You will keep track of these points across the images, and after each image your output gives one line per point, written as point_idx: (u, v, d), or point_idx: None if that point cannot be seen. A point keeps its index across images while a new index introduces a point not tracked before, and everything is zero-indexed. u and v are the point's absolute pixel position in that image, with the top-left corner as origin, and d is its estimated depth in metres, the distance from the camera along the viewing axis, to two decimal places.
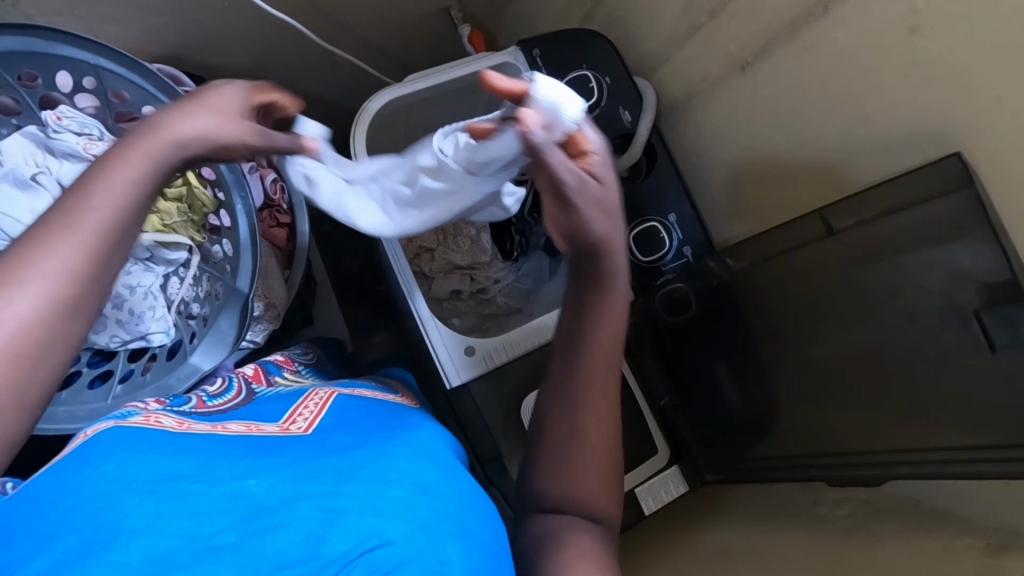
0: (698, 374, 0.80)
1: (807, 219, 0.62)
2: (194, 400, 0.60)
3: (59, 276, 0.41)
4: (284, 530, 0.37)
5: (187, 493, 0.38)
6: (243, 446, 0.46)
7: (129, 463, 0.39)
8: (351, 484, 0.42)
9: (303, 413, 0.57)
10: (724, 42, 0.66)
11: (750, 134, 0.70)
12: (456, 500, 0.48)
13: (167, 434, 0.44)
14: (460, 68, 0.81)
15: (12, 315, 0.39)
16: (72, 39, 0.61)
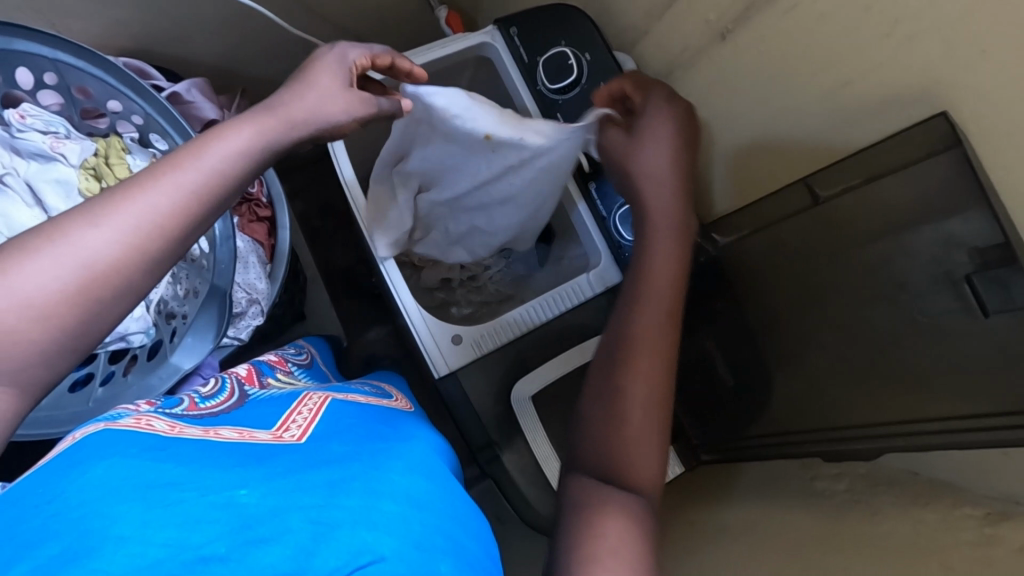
0: (689, 353, 0.81)
1: (793, 189, 0.61)
2: (186, 403, 0.58)
3: (104, 263, 0.39)
4: (276, 542, 0.35)
5: (175, 501, 0.36)
6: (233, 454, 0.44)
7: (118, 467, 0.37)
8: (344, 499, 0.40)
9: (297, 420, 0.55)
10: (703, 11, 0.64)
11: (737, 105, 0.67)
12: (450, 518, 0.46)
13: (158, 440, 0.43)
14: (436, 50, 0.79)
15: (90, 248, 0.39)
16: (28, 34, 0.58)
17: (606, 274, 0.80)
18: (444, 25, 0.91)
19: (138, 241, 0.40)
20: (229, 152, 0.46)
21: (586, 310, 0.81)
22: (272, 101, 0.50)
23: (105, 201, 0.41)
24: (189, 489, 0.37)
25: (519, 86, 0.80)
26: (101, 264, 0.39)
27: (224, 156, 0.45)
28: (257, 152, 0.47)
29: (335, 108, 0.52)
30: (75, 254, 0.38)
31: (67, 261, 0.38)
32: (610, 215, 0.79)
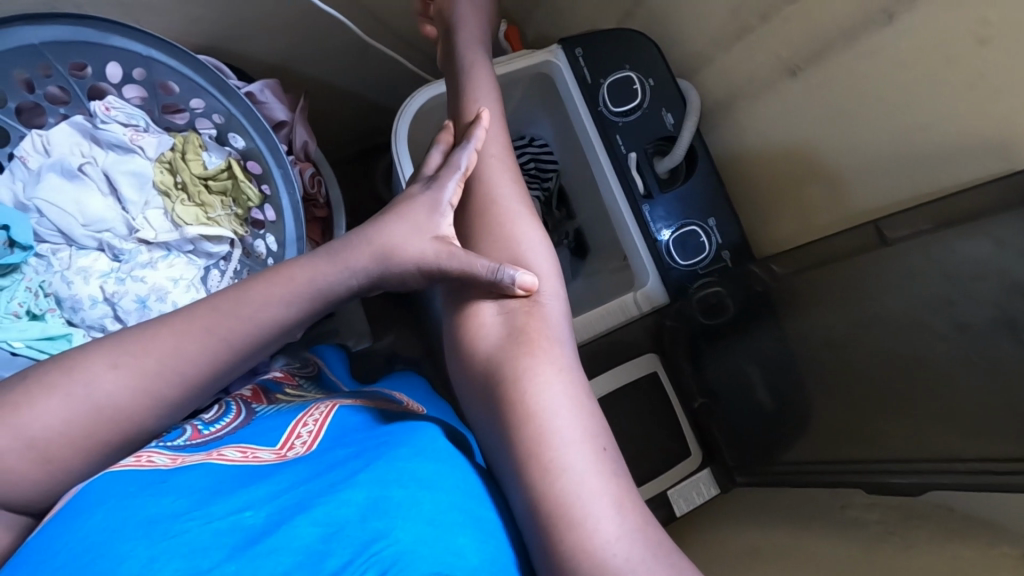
0: (729, 377, 0.80)
1: (858, 230, 0.62)
2: (189, 430, 0.52)
3: (106, 403, 0.47)
4: (280, 550, 0.37)
5: (180, 531, 0.37)
6: (234, 474, 0.45)
7: (117, 511, 0.38)
8: (351, 492, 0.41)
9: (302, 434, 0.53)
10: (775, 47, 0.66)
11: (797, 139, 0.69)
12: (461, 497, 0.45)
13: (165, 470, 0.43)
14: (499, 67, 0.82)
15: (102, 391, 0.47)
16: (122, 30, 0.61)
17: (653, 295, 0.80)
18: (502, 38, 0.93)
19: (137, 393, 0.48)
20: (278, 298, 0.53)
21: (631, 329, 0.82)
22: (340, 244, 0.56)
23: (129, 346, 0.49)
24: (194, 518, 0.38)
25: (580, 105, 0.81)
26: (109, 402, 0.47)
27: (264, 307, 0.53)
28: (304, 297, 0.54)
29: (405, 256, 0.54)
30: (88, 393, 0.47)
31: (80, 401, 0.47)
32: (662, 237, 0.80)
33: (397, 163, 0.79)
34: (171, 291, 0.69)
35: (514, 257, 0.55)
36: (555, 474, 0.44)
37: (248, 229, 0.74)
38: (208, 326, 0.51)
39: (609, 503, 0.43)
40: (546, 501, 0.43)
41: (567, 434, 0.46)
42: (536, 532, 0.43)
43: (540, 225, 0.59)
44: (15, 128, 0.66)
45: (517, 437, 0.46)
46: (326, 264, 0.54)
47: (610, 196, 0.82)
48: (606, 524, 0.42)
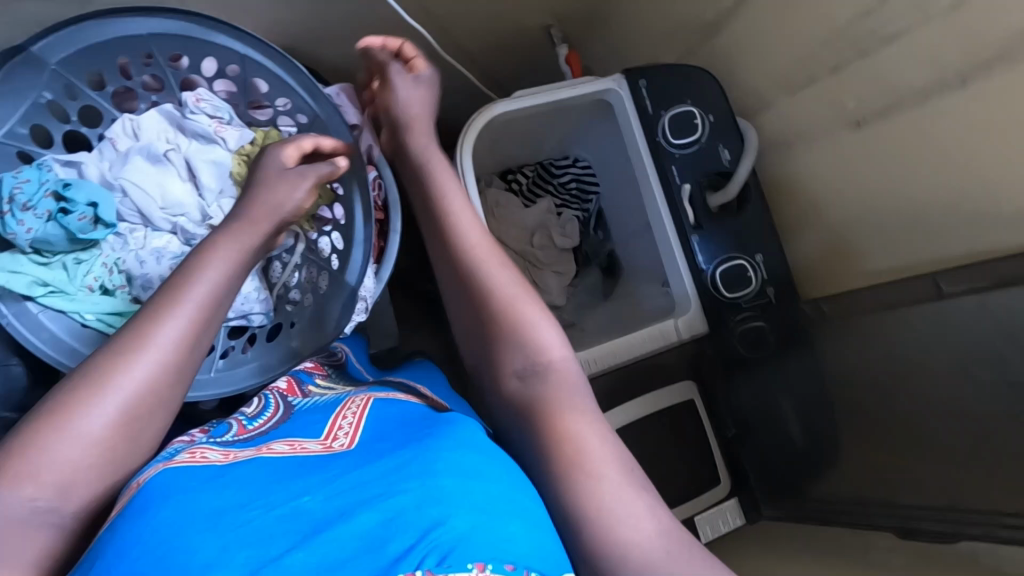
0: (762, 411, 0.82)
1: (918, 281, 0.65)
2: (235, 425, 0.55)
3: (131, 396, 0.45)
4: (338, 540, 0.39)
5: (247, 521, 0.39)
6: (288, 466, 0.46)
7: (185, 503, 0.40)
8: (403, 483, 0.42)
9: (342, 426, 0.53)
10: (843, 98, 0.69)
11: (850, 187, 0.72)
12: (515, 485, 0.45)
13: (221, 465, 0.45)
14: (565, 90, 0.85)
15: (127, 388, 0.45)
16: (225, 28, 0.64)
17: (695, 324, 0.82)
18: (563, 62, 0.97)
19: (161, 380, 0.47)
20: (202, 285, 0.52)
21: (670, 353, 0.84)
22: (240, 230, 0.57)
23: (136, 336, 0.47)
24: (257, 509, 0.41)
25: (638, 135, 0.84)
26: (136, 394, 0.46)
27: (167, 339, 0.48)
28: (224, 280, 0.53)
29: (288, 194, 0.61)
30: (114, 393, 0.45)
31: (113, 398, 0.45)
32: (708, 268, 0.82)
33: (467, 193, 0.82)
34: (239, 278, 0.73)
35: (525, 335, 0.57)
36: (594, 479, 0.46)
37: (313, 226, 0.76)
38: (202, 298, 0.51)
39: (646, 504, 0.45)
40: (587, 503, 0.45)
41: (601, 449, 0.48)
42: (577, 532, 0.44)
43: (537, 299, 0.60)
44: (109, 111, 0.69)
45: (554, 452, 0.49)
46: (217, 266, 0.53)
47: (660, 223, 0.85)
48: (646, 522, 0.44)
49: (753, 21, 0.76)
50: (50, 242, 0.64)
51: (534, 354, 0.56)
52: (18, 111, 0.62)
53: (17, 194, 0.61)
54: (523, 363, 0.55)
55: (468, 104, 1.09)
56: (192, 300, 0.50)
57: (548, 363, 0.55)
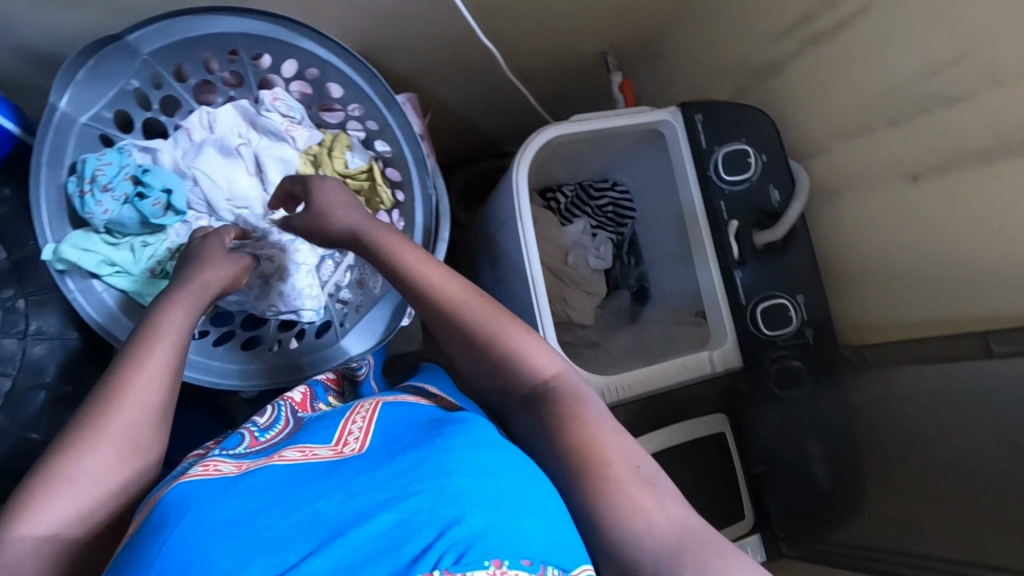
0: (791, 452, 0.83)
1: (967, 339, 0.65)
2: (246, 437, 0.51)
3: (126, 433, 0.49)
4: (357, 543, 0.38)
5: (262, 530, 0.38)
6: (301, 472, 0.43)
7: (199, 520, 0.38)
8: (418, 482, 0.41)
9: (353, 431, 0.49)
10: (900, 151, 0.70)
11: (899, 239, 0.73)
12: (530, 482, 0.44)
13: (233, 476, 0.42)
14: (623, 118, 0.87)
15: (121, 427, 0.48)
16: (312, 34, 0.66)
17: (729, 356, 0.83)
18: (617, 89, 0.99)
19: (151, 416, 0.51)
20: (172, 328, 0.56)
21: (703, 383, 0.85)
22: (195, 285, 0.61)
23: (121, 382, 0.51)
24: (271, 517, 0.39)
25: (689, 167, 0.86)
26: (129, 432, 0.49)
27: (144, 380, 0.51)
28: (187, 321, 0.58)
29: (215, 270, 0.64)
30: (109, 433, 0.48)
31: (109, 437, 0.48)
32: (749, 303, 0.83)
33: (517, 219, 0.83)
34: (294, 275, 0.74)
35: (522, 360, 0.55)
36: (610, 480, 0.47)
37: None
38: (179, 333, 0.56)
39: (659, 495, 0.46)
40: (605, 503, 0.46)
41: (611, 447, 0.49)
42: (600, 530, 0.45)
43: (515, 319, 0.58)
44: (188, 102, 0.71)
45: (566, 458, 0.49)
46: (177, 310, 0.57)
47: (703, 255, 0.87)
48: (661, 516, 0.45)
49: (814, 67, 0.78)
50: (124, 223, 0.66)
51: (532, 378, 0.55)
52: (105, 96, 0.65)
53: (99, 174, 0.63)
54: (522, 385, 0.55)
55: (516, 114, 1.11)
56: (168, 338, 0.55)
57: (548, 381, 0.55)
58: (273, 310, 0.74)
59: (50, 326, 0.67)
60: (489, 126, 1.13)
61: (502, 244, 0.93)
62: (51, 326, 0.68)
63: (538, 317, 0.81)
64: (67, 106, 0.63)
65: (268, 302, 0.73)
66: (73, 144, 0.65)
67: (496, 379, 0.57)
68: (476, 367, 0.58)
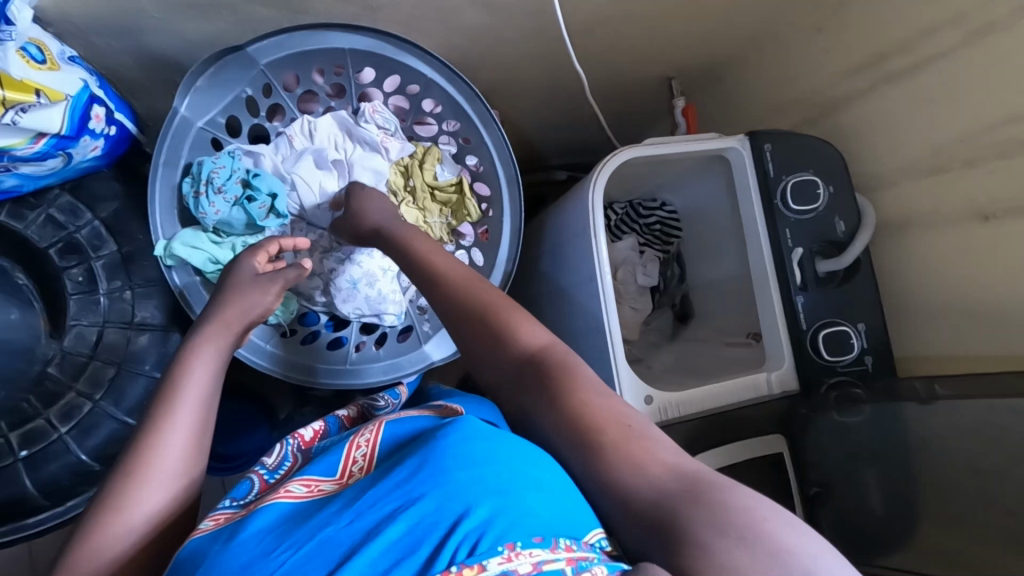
0: (847, 476, 0.86)
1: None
2: (257, 481, 0.54)
3: (151, 500, 0.49)
4: (372, 550, 0.41)
5: (280, 561, 0.41)
6: (307, 510, 0.46)
7: (220, 562, 0.41)
8: (417, 486, 0.44)
9: (358, 459, 0.52)
10: (970, 192, 0.74)
11: (963, 275, 0.76)
12: (537, 464, 0.46)
13: (238, 524, 0.45)
14: (695, 143, 0.90)
15: (147, 491, 0.49)
16: (420, 53, 0.70)
17: (786, 380, 0.87)
18: (679, 112, 1.01)
19: (178, 473, 0.51)
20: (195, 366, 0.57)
21: (759, 403, 0.87)
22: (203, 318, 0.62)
23: (146, 441, 0.51)
24: (288, 546, 0.42)
25: (754, 194, 0.90)
26: (156, 496, 0.49)
27: (169, 452, 0.51)
28: (215, 356, 0.59)
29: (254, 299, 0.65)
30: (135, 498, 0.48)
31: (135, 504, 0.48)
32: (808, 328, 0.86)
33: (591, 232, 0.86)
34: (379, 280, 0.77)
35: (512, 339, 0.56)
36: (609, 445, 0.48)
37: (451, 239, 0.81)
38: (205, 380, 0.56)
39: (653, 446, 0.47)
40: (609, 472, 0.47)
41: (598, 409, 0.50)
42: (603, 490, 0.47)
43: (509, 300, 0.59)
44: (292, 110, 0.75)
45: (562, 433, 0.51)
46: (201, 348, 0.58)
47: (766, 280, 0.90)
48: (657, 463, 0.46)
49: (886, 105, 0.81)
50: (231, 224, 0.70)
51: (523, 356, 0.55)
52: (221, 102, 0.69)
53: (214, 177, 0.67)
54: (513, 360, 0.56)
55: (575, 132, 1.15)
56: (192, 385, 0.55)
57: (534, 355, 0.55)
58: (357, 313, 0.77)
59: (152, 316, 0.70)
60: (547, 140, 1.17)
61: (568, 258, 0.96)
62: (154, 317, 0.70)
63: (607, 329, 0.84)
64: (187, 110, 0.66)
65: (353, 305, 0.76)
66: (187, 147, 0.68)
67: (489, 361, 0.57)
68: (474, 352, 0.58)
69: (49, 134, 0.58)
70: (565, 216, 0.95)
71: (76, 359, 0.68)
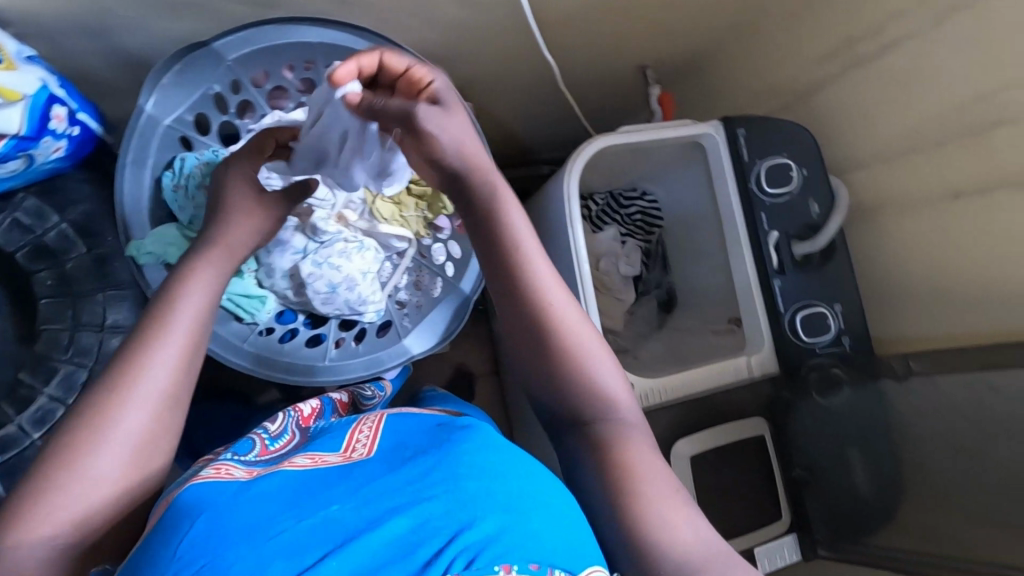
0: (831, 456, 0.86)
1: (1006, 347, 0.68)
2: (258, 443, 0.54)
3: (129, 438, 0.47)
4: (372, 546, 0.41)
5: (278, 532, 0.41)
6: (311, 479, 0.45)
7: (217, 523, 0.41)
8: (430, 488, 0.45)
9: (360, 436, 0.52)
10: (941, 172, 0.75)
11: (936, 254, 0.77)
12: (539, 484, 0.47)
13: (244, 480, 0.45)
14: (669, 130, 0.89)
15: (125, 428, 0.47)
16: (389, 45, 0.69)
17: (766, 362, 0.86)
18: (655, 101, 1.01)
19: (159, 409, 0.49)
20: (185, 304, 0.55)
21: (740, 387, 0.88)
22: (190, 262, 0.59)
23: (123, 376, 0.48)
24: (288, 520, 0.42)
25: (729, 179, 0.90)
26: (135, 433, 0.47)
27: (154, 371, 0.49)
28: (207, 296, 0.57)
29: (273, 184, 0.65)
30: (114, 434, 0.46)
31: (114, 440, 0.46)
32: (786, 313, 0.86)
33: (569, 224, 0.86)
34: (360, 281, 0.74)
35: (589, 383, 0.56)
36: (646, 499, 0.50)
37: (428, 233, 0.81)
38: (194, 313, 0.55)
39: (688, 514, 0.50)
40: (640, 522, 0.49)
41: (647, 471, 0.52)
42: (623, 535, 0.49)
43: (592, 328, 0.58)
44: (261, 107, 0.73)
45: (603, 480, 0.52)
46: (198, 289, 0.56)
47: (742, 264, 0.90)
48: (687, 531, 0.48)
49: (857, 88, 0.82)
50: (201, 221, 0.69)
51: (592, 403, 0.56)
52: (188, 99, 0.68)
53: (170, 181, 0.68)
54: (582, 393, 0.56)
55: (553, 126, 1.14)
56: (180, 318, 0.53)
57: (606, 403, 0.56)
58: (338, 312, 0.75)
59: (125, 318, 0.69)
60: (524, 135, 1.16)
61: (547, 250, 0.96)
62: (126, 318, 0.69)
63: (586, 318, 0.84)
64: (152, 108, 0.66)
65: (334, 304, 0.75)
66: (155, 146, 0.67)
67: (552, 391, 0.57)
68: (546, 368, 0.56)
69: (9, 135, 0.57)
70: (542, 208, 0.95)
71: (47, 363, 0.67)
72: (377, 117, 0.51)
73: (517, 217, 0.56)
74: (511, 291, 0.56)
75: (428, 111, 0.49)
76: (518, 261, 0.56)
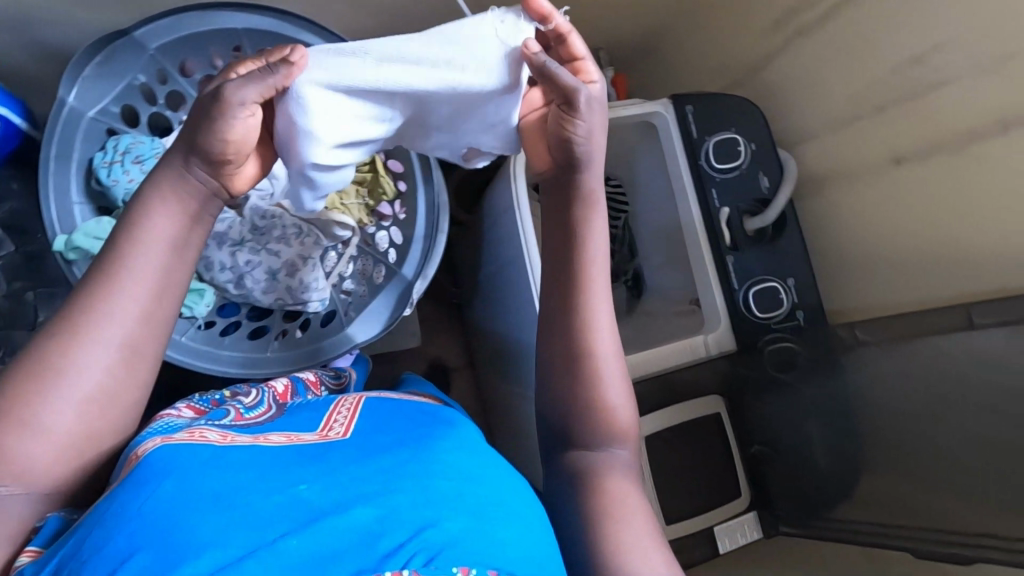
0: (790, 432, 0.86)
1: (950, 311, 0.68)
2: (232, 412, 0.53)
3: (86, 395, 0.44)
4: (336, 532, 0.39)
5: (245, 503, 0.39)
6: (285, 454, 0.44)
7: (184, 487, 0.39)
8: (401, 480, 0.43)
9: (337, 417, 0.50)
10: (883, 138, 0.75)
11: (883, 222, 0.76)
12: (507, 491, 0.46)
13: (219, 445, 0.43)
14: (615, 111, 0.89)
15: (84, 382, 0.44)
16: (318, 31, 0.69)
17: (723, 340, 0.85)
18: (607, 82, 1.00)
19: (118, 365, 0.45)
20: (149, 255, 0.46)
21: (698, 366, 0.87)
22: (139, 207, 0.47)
23: (85, 327, 0.44)
24: (255, 494, 0.40)
25: (681, 158, 0.88)
26: (94, 388, 0.44)
27: (111, 324, 0.45)
28: (169, 254, 0.47)
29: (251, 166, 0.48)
30: (69, 391, 0.43)
31: (69, 395, 0.43)
32: (740, 289, 0.85)
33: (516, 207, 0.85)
34: (301, 270, 0.74)
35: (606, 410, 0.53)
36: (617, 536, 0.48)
37: (371, 220, 0.80)
38: (154, 266, 0.46)
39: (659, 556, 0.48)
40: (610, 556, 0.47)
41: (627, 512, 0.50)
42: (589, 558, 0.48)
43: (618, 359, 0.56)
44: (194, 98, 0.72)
45: (580, 497, 0.51)
46: (149, 241, 0.46)
47: (696, 244, 0.88)
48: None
49: (801, 58, 0.81)
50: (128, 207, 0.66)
51: (599, 426, 0.53)
52: (114, 90, 0.67)
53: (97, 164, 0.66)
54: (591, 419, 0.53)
55: None
56: (141, 268, 0.46)
57: (612, 431, 0.53)
58: (280, 302, 0.74)
59: None
60: None
61: (500, 235, 0.95)
62: None
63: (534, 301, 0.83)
64: (75, 100, 0.65)
65: (276, 295, 0.74)
66: (80, 138, 0.66)
67: (554, 402, 0.55)
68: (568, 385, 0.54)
69: None
70: (495, 194, 0.94)
71: None
72: (540, 80, 0.47)
73: (595, 233, 0.53)
74: (567, 298, 0.53)
75: (590, 99, 0.48)
76: (585, 276, 0.53)
